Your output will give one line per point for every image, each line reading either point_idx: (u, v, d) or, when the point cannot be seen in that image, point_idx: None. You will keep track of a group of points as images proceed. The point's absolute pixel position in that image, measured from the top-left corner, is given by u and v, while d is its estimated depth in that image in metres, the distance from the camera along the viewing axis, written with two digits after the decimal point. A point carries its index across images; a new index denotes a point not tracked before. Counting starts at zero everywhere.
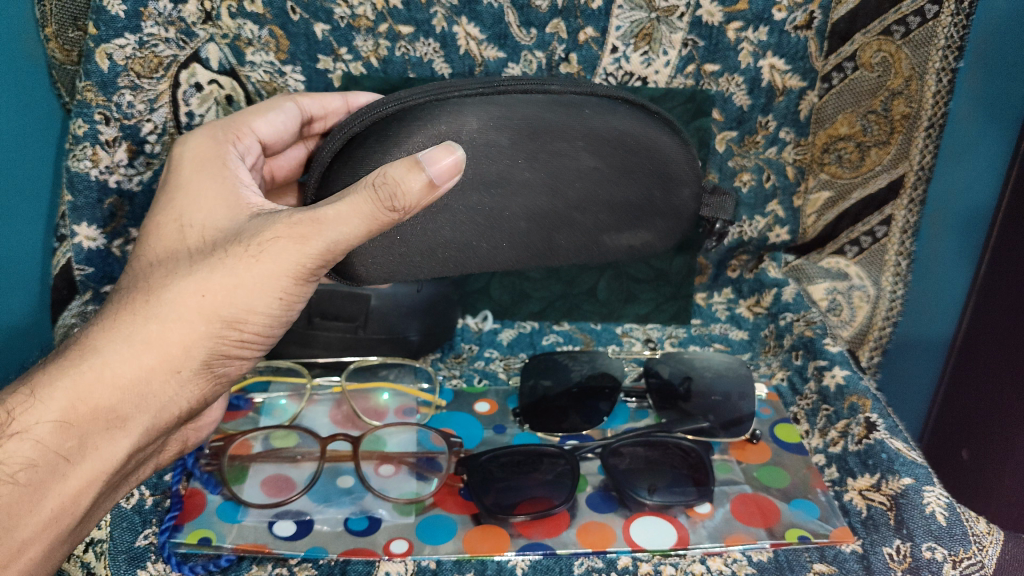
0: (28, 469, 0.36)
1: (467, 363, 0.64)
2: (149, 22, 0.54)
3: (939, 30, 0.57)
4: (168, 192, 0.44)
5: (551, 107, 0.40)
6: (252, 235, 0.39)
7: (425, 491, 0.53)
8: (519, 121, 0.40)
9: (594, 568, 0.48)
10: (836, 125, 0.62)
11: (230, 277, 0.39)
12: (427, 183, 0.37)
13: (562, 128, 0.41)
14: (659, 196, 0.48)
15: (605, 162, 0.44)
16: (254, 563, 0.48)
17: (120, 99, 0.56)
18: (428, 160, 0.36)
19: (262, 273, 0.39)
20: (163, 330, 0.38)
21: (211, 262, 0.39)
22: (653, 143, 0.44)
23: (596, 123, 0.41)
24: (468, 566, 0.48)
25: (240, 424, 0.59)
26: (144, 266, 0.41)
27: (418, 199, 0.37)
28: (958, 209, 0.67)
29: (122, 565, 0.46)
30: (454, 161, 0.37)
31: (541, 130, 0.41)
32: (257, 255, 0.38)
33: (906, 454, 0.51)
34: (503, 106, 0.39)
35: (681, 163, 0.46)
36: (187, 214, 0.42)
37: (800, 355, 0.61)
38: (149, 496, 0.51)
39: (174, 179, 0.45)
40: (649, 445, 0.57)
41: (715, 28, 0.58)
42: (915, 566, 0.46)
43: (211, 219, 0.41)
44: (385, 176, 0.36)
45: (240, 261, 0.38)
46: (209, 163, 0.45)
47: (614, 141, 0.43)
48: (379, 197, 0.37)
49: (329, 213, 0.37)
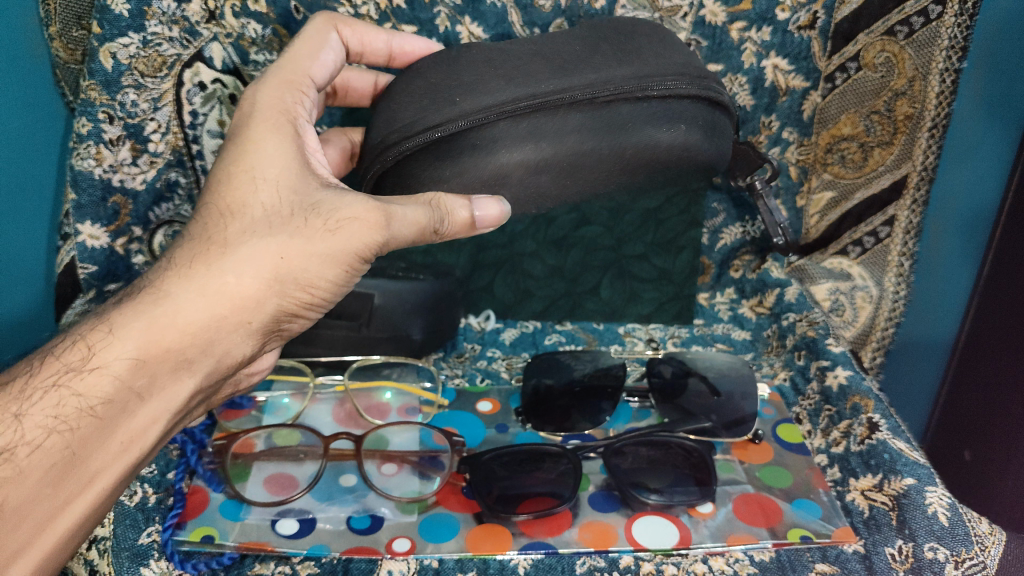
0: (91, 419, 0.37)
1: (469, 363, 0.65)
2: (152, 21, 0.55)
3: (942, 31, 0.57)
4: (237, 143, 0.44)
5: (592, 121, 0.43)
6: (331, 210, 0.42)
7: (427, 490, 0.53)
8: (556, 151, 0.43)
9: (597, 567, 0.48)
10: (839, 125, 0.63)
11: (308, 243, 0.41)
12: (469, 219, 0.43)
13: (597, 152, 0.43)
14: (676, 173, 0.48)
15: (634, 172, 0.46)
16: (257, 561, 0.48)
17: (124, 98, 0.56)
18: (479, 206, 0.43)
19: (338, 244, 0.41)
20: (240, 283, 0.40)
21: (292, 227, 0.41)
22: (689, 154, 0.45)
23: (633, 141, 0.43)
24: (471, 565, 0.48)
25: (244, 423, 0.58)
26: (222, 214, 0.41)
27: (458, 231, 0.43)
28: (960, 212, 0.68)
29: (125, 563, 0.46)
30: (499, 212, 0.44)
31: (577, 162, 0.43)
32: (336, 228, 0.41)
33: (909, 455, 0.51)
34: (545, 129, 0.42)
35: (713, 159, 0.48)
36: (260, 170, 0.42)
37: (803, 355, 0.61)
38: (152, 493, 0.51)
39: (242, 130, 0.45)
40: (652, 445, 0.57)
41: (718, 28, 0.58)
42: (917, 567, 0.46)
43: (283, 178, 0.42)
44: (439, 202, 0.42)
45: (320, 231, 0.41)
46: (277, 117, 0.45)
47: (643, 161, 0.44)
48: (432, 215, 0.42)
49: (398, 211, 0.42)
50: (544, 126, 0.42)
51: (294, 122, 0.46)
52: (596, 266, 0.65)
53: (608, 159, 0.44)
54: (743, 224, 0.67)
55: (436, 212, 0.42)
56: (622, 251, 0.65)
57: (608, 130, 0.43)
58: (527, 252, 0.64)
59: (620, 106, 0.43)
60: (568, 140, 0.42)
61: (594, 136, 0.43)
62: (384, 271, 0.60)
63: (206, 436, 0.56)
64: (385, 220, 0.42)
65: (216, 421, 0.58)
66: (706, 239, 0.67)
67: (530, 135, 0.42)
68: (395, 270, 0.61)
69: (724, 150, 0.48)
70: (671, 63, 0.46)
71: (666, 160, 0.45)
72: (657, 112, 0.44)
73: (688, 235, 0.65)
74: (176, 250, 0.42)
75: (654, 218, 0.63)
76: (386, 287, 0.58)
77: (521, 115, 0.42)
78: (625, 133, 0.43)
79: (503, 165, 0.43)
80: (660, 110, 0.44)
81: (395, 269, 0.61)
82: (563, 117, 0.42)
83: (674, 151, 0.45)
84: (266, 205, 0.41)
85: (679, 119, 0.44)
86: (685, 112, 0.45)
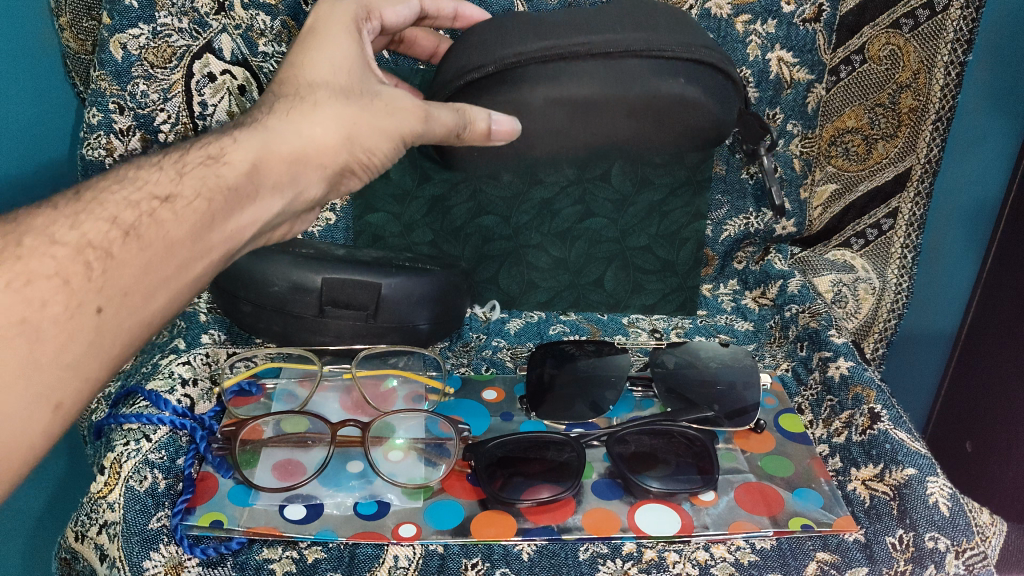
0: None
1: (475, 352, 0.66)
2: (162, 12, 0.56)
3: (947, 23, 0.59)
4: (310, 39, 0.46)
5: (602, 70, 0.44)
6: (387, 99, 0.45)
7: (433, 477, 0.53)
8: (572, 97, 0.44)
9: (599, 554, 0.49)
10: (843, 118, 0.64)
11: (374, 118, 0.44)
12: (488, 130, 0.45)
13: (605, 98, 0.45)
14: (683, 116, 0.47)
15: (642, 123, 0.46)
16: (266, 546, 0.49)
17: (134, 89, 0.57)
18: (495, 117, 0.45)
19: (389, 127, 0.45)
20: (324, 132, 0.43)
21: (361, 103, 0.44)
22: (690, 107, 0.46)
23: (639, 91, 0.44)
24: (476, 550, 0.49)
25: (252, 409, 0.58)
26: (303, 86, 0.44)
27: (477, 139, 0.46)
28: (966, 202, 0.73)
29: (136, 547, 0.47)
30: (514, 127, 0.46)
31: (589, 106, 0.45)
32: (392, 111, 0.45)
33: (910, 445, 0.52)
34: (562, 73, 0.44)
35: (717, 116, 0.48)
36: (335, 58, 0.45)
37: (805, 346, 0.62)
38: (162, 478, 0.50)
39: (319, 28, 0.47)
40: (655, 434, 0.57)
41: (723, 20, 0.59)
42: (917, 556, 0.47)
43: (352, 68, 0.45)
44: (465, 110, 0.45)
45: (379, 108, 0.45)
46: (348, 17, 0.47)
47: (649, 106, 0.45)
48: (457, 123, 0.45)
49: (436, 112, 0.45)
50: (561, 72, 0.44)
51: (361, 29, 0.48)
52: (601, 258, 0.67)
53: (615, 106, 0.45)
54: (746, 217, 0.67)
55: (462, 119, 0.44)
56: (627, 242, 0.66)
57: (614, 80, 0.44)
58: (533, 244, 0.66)
59: (629, 60, 0.44)
60: (581, 90, 0.44)
61: (604, 82, 0.44)
62: (391, 263, 0.61)
63: (216, 422, 0.57)
64: (425, 117, 0.45)
65: (225, 408, 0.58)
66: (710, 230, 0.67)
67: (551, 76, 0.44)
68: (402, 261, 0.62)
69: (729, 108, 0.49)
70: (680, 34, 0.47)
71: (669, 110, 0.46)
72: (663, 67, 0.45)
73: (691, 227, 0.66)
74: (265, 104, 0.44)
75: (659, 210, 0.64)
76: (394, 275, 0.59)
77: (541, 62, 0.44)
78: (630, 81, 0.44)
79: (524, 99, 0.45)
80: (666, 66, 0.45)
81: (402, 261, 0.62)
82: (575, 68, 0.44)
83: (677, 106, 0.46)
84: (339, 80, 0.44)
85: (680, 73, 0.45)
86: (687, 69, 0.45)
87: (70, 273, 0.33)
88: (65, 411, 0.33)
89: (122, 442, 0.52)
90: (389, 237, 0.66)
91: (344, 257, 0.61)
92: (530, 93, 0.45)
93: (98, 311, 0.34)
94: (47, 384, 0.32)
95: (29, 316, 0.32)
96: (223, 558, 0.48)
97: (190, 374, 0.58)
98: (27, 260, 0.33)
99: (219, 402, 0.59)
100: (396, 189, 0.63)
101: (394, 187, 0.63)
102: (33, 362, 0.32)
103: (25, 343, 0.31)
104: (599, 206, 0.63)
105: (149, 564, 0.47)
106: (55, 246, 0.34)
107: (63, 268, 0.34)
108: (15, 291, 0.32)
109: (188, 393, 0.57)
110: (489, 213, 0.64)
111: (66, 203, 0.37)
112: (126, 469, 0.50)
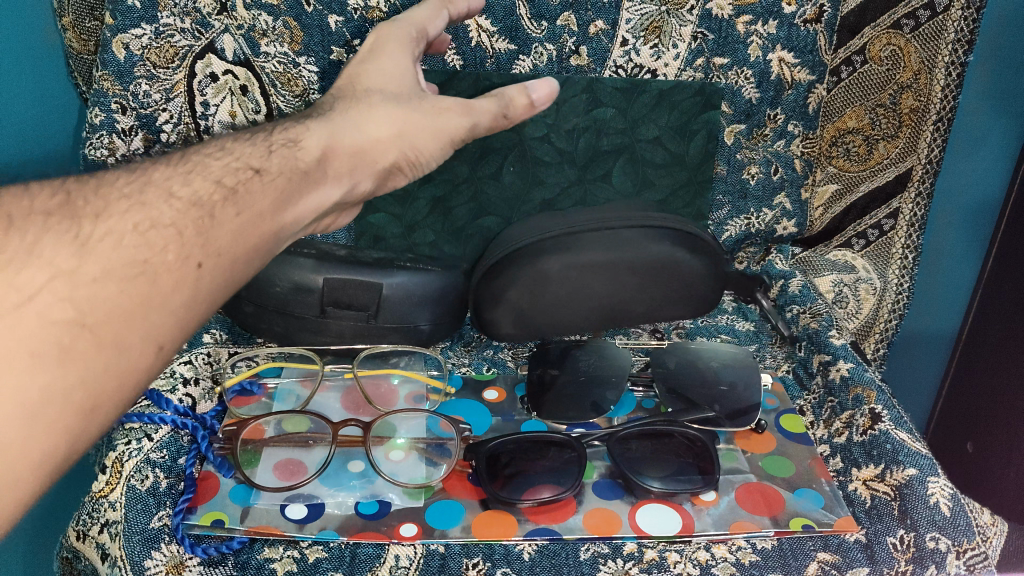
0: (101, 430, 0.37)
1: (476, 352, 0.66)
2: (165, 12, 0.56)
3: (948, 24, 0.59)
4: (367, 57, 0.48)
5: (611, 251, 0.53)
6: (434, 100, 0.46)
7: (434, 476, 0.53)
8: (583, 260, 0.53)
9: (600, 553, 0.49)
10: (844, 119, 0.64)
11: (423, 116, 0.45)
12: (528, 102, 0.48)
13: (613, 264, 0.53)
14: (672, 257, 0.53)
15: (641, 277, 0.53)
16: (266, 546, 0.49)
17: (137, 89, 0.58)
18: (533, 89, 0.48)
19: (438, 128, 0.45)
20: (377, 129, 0.43)
21: (410, 103, 0.45)
22: (672, 257, 0.53)
23: (637, 254, 0.53)
24: (477, 549, 0.49)
25: (253, 409, 0.58)
26: (361, 93, 0.45)
27: (522, 115, 0.49)
28: (967, 203, 0.73)
29: (137, 546, 0.47)
30: (552, 87, 0.49)
31: (599, 266, 0.53)
32: (439, 110, 0.45)
33: (911, 445, 0.52)
34: (575, 245, 0.53)
35: (700, 269, 0.55)
36: (386, 70, 0.46)
37: (804, 347, 0.63)
38: (163, 478, 0.50)
39: (375, 46, 0.49)
40: (655, 434, 0.57)
41: (725, 21, 0.60)
42: (919, 556, 0.47)
43: (402, 78, 0.46)
44: (506, 101, 0.48)
45: (427, 108, 0.45)
46: (403, 41, 0.49)
47: (646, 264, 0.53)
48: (500, 106, 0.47)
49: (478, 104, 0.47)
50: (573, 234, 0.53)
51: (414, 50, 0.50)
52: None
53: (623, 268, 0.53)
54: (747, 217, 0.67)
55: (502, 101, 0.47)
56: None
57: (622, 255, 0.53)
58: None
59: (630, 232, 0.53)
60: (593, 256, 0.53)
61: (610, 250, 0.53)
62: (392, 263, 0.61)
63: (217, 422, 0.56)
64: (468, 109, 0.46)
65: (226, 408, 0.58)
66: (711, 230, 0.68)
67: (566, 246, 0.53)
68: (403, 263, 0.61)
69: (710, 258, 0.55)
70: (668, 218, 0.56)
71: (661, 267, 0.54)
72: (653, 233, 0.53)
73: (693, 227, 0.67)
74: (324, 106, 0.45)
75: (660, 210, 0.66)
76: (394, 275, 0.59)
77: (560, 245, 0.53)
78: (629, 248, 0.53)
79: (539, 243, 0.54)
80: (646, 222, 0.53)
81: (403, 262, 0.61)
82: (586, 242, 0.53)
83: (665, 301, 0.56)
84: (391, 87, 0.45)
85: (666, 237, 0.53)
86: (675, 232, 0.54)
87: (183, 225, 0.35)
88: (164, 353, 0.34)
89: (123, 441, 0.52)
90: (391, 237, 0.67)
91: (345, 257, 0.61)
92: (547, 262, 0.53)
93: (199, 266, 0.35)
94: (156, 327, 0.33)
95: (149, 260, 0.33)
96: (224, 558, 0.48)
97: (192, 373, 0.58)
98: (149, 208, 0.35)
99: (221, 402, 0.58)
100: (398, 190, 0.64)
101: (395, 188, 0.64)
102: (143, 304, 0.32)
103: (141, 284, 0.32)
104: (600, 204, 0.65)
105: (150, 563, 0.46)
106: (173, 199, 0.35)
107: (178, 220, 0.35)
108: (139, 235, 0.33)
109: (189, 392, 0.57)
110: (490, 215, 0.66)
111: (177, 161, 0.38)
112: (128, 469, 0.50)
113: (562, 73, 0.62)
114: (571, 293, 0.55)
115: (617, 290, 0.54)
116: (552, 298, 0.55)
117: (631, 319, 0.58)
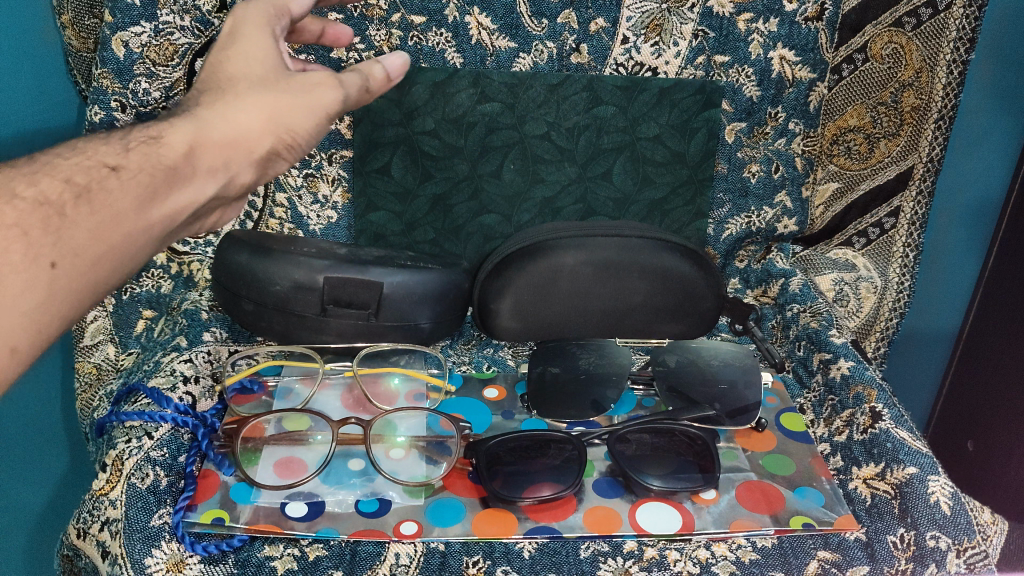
0: None
1: (476, 350, 0.67)
2: (165, 10, 0.57)
3: (950, 22, 0.59)
4: (225, 43, 0.44)
5: (620, 255, 0.59)
6: (295, 78, 0.44)
7: (434, 474, 0.53)
8: (596, 260, 0.59)
9: (600, 551, 0.49)
10: (845, 117, 0.64)
11: (291, 96, 0.43)
12: (384, 74, 0.48)
13: (621, 268, 0.60)
14: (674, 273, 0.60)
15: (646, 282, 0.60)
16: (266, 543, 0.49)
17: (136, 86, 0.58)
18: (386, 59, 0.48)
19: (309, 106, 0.44)
20: (244, 118, 0.42)
21: (271, 86, 0.43)
22: (675, 272, 0.60)
23: (644, 259, 0.60)
24: (477, 548, 0.49)
25: (254, 408, 0.58)
26: (223, 81, 0.43)
27: (381, 88, 0.48)
28: (969, 201, 0.73)
29: (138, 544, 0.47)
30: (404, 61, 0.48)
31: (607, 266, 0.60)
32: (309, 88, 0.44)
33: (911, 444, 0.52)
34: (589, 245, 0.59)
35: (699, 283, 0.61)
36: (250, 54, 0.43)
37: (803, 346, 0.62)
38: (163, 476, 0.50)
39: (233, 30, 0.44)
40: (656, 432, 0.56)
41: (726, 19, 0.60)
42: (919, 554, 0.47)
43: (263, 59, 0.43)
44: (370, 74, 0.47)
45: (297, 87, 0.43)
46: (263, 19, 0.45)
47: (651, 270, 0.60)
48: (362, 80, 0.46)
49: (345, 79, 0.45)
50: (588, 237, 0.60)
51: (277, 31, 0.45)
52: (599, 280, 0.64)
53: (631, 271, 0.60)
54: (749, 215, 0.67)
55: (364, 74, 0.47)
56: None
57: (630, 259, 0.59)
58: None
59: (637, 240, 0.60)
60: (603, 255, 0.59)
61: (619, 256, 0.59)
62: (393, 261, 0.60)
63: (217, 420, 0.56)
64: (339, 82, 0.45)
65: (227, 406, 0.57)
66: (712, 229, 0.68)
67: (579, 245, 0.59)
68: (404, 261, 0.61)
69: (709, 277, 0.62)
70: None
71: (666, 276, 0.60)
72: (659, 244, 0.60)
73: (694, 226, 0.67)
74: (190, 101, 0.44)
75: (660, 209, 0.66)
76: (393, 274, 0.60)
77: (573, 243, 0.59)
78: (638, 254, 0.60)
79: (554, 241, 0.60)
80: (653, 236, 0.60)
81: (404, 260, 0.62)
82: (597, 244, 0.59)
83: (664, 316, 0.63)
84: (253, 70, 0.43)
85: (672, 250, 0.60)
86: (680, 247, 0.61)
87: (28, 225, 0.34)
88: (19, 356, 0.34)
89: (123, 439, 0.51)
90: (391, 235, 0.67)
91: (346, 255, 0.60)
92: (563, 258, 0.59)
93: (52, 267, 0.35)
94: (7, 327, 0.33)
95: None
96: (224, 556, 0.48)
97: (192, 372, 0.58)
98: None
99: (221, 400, 0.58)
100: (397, 187, 0.65)
101: (395, 185, 0.65)
102: None
103: None
104: (600, 202, 0.66)
105: (150, 561, 0.46)
106: (15, 200, 0.35)
107: (22, 220, 0.35)
108: None
109: (189, 391, 0.56)
110: (490, 212, 0.66)
111: (30, 163, 0.38)
112: (129, 467, 0.50)
113: (563, 71, 0.62)
114: (576, 291, 0.61)
115: (624, 297, 0.61)
116: (560, 290, 0.61)
117: (632, 329, 0.64)
